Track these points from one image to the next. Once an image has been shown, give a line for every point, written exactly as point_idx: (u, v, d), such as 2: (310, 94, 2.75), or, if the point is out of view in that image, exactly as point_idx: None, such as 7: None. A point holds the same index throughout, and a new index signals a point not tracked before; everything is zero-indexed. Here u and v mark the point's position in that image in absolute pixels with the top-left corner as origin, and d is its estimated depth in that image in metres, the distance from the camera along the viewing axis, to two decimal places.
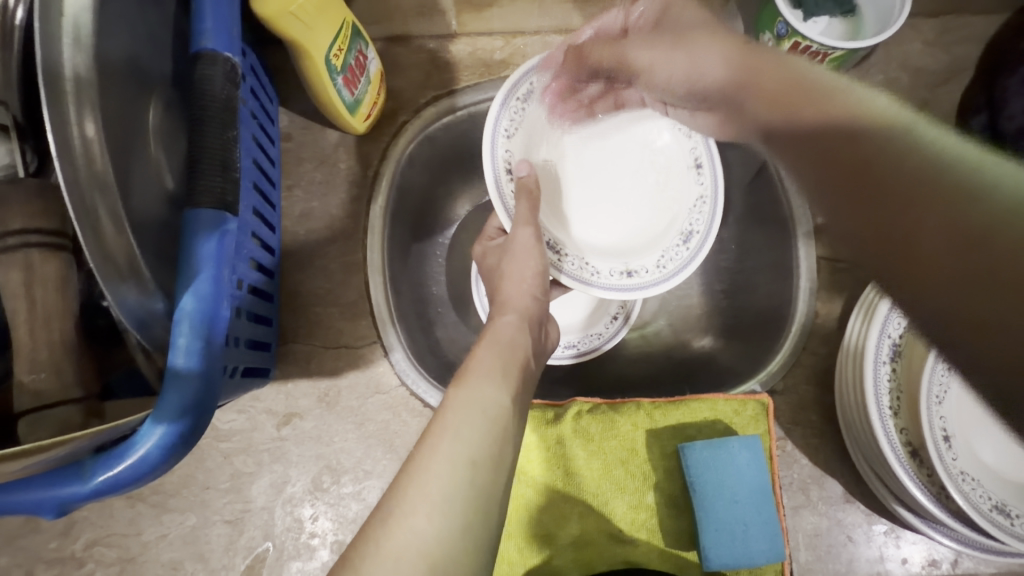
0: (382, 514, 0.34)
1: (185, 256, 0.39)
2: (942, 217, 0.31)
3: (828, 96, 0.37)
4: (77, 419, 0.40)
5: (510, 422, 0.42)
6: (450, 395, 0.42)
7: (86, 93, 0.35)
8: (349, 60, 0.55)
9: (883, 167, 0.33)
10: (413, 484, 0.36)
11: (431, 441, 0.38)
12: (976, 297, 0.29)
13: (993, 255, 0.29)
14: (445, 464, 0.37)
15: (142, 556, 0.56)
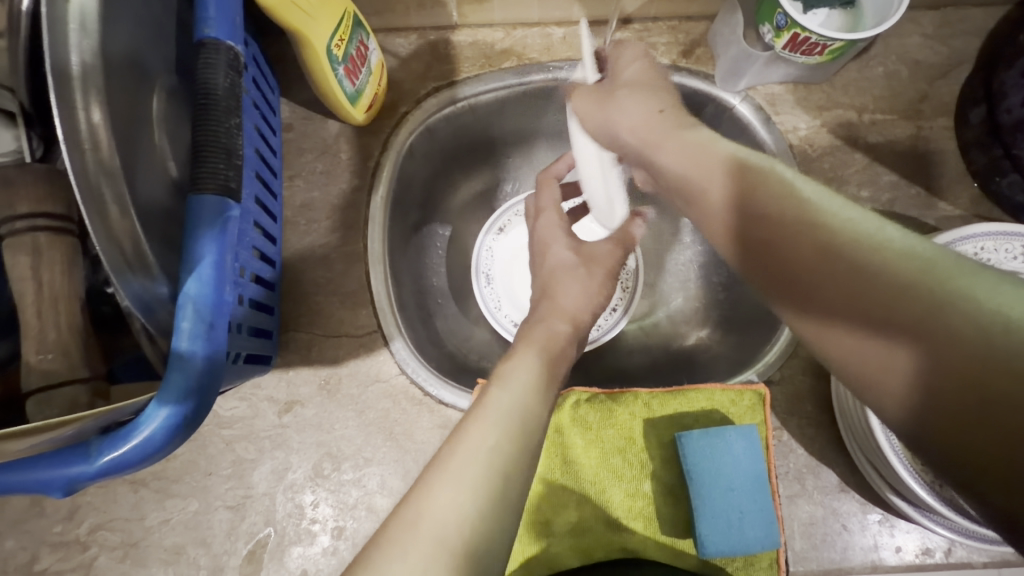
0: (408, 513, 0.33)
1: (189, 242, 0.39)
2: (873, 306, 0.28)
3: (736, 177, 0.36)
4: (83, 399, 0.40)
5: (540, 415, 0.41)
6: (485, 395, 0.41)
7: (93, 79, 0.36)
8: (350, 50, 0.55)
9: (789, 256, 0.32)
10: (441, 485, 0.34)
11: (464, 441, 0.37)
12: (940, 395, 0.26)
13: (941, 338, 0.26)
14: (479, 470, 0.35)
15: (145, 540, 0.57)
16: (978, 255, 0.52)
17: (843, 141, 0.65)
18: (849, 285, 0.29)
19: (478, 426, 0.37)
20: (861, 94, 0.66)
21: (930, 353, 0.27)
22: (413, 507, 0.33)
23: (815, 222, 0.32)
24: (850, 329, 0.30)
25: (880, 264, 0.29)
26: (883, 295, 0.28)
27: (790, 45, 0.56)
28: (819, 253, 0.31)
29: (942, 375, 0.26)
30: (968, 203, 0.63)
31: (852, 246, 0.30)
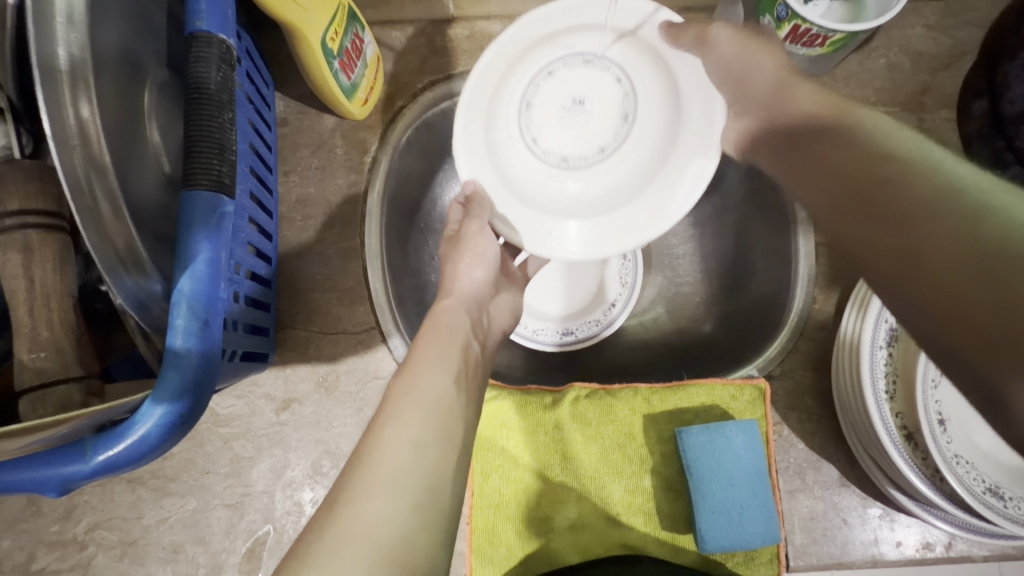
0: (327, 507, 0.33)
1: (183, 238, 0.38)
2: (946, 222, 0.29)
3: (850, 128, 0.38)
4: (76, 398, 0.40)
5: (454, 403, 0.40)
6: (392, 387, 0.40)
7: (81, 73, 0.35)
8: (345, 43, 0.54)
9: (889, 189, 0.32)
10: (359, 471, 0.34)
11: (375, 429, 0.37)
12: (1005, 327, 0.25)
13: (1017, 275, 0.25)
14: (389, 449, 0.35)
15: (143, 539, 0.56)
16: None
17: None
18: (940, 216, 0.29)
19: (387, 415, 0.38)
20: (862, 86, 0.65)
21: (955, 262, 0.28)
22: (337, 502, 0.33)
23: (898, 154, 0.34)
24: (880, 241, 0.32)
25: (938, 185, 0.30)
26: (932, 212, 0.30)
27: (791, 37, 0.56)
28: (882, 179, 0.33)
29: (964, 279, 0.27)
30: None
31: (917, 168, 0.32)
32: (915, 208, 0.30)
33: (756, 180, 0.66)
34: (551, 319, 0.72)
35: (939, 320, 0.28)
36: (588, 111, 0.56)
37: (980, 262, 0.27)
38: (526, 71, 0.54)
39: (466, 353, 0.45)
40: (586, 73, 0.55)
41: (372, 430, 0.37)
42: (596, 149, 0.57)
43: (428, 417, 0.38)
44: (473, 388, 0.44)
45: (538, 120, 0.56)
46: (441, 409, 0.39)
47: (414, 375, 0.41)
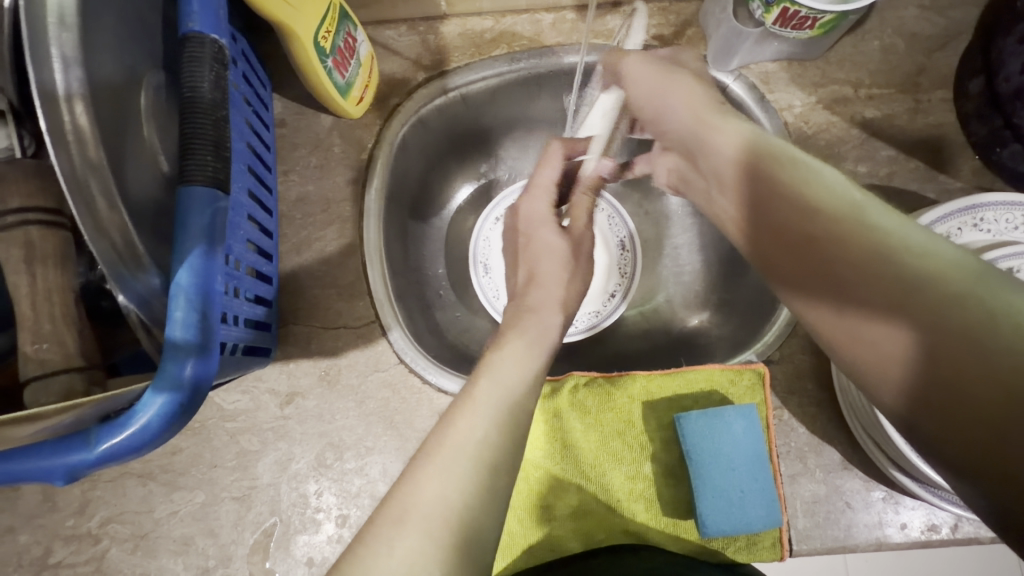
0: (394, 514, 0.33)
1: (180, 233, 0.40)
2: (885, 287, 0.32)
3: (787, 181, 0.38)
4: (79, 388, 0.41)
5: (525, 407, 0.41)
6: (472, 387, 0.41)
7: (75, 76, 0.36)
8: (338, 42, 0.55)
9: (821, 241, 0.35)
10: (427, 478, 0.35)
11: (447, 436, 0.37)
12: (956, 401, 0.28)
13: (940, 321, 0.29)
14: (460, 462, 0.36)
15: (155, 532, 0.58)
16: (978, 226, 0.53)
17: (839, 117, 0.64)
18: (872, 278, 0.32)
19: (465, 420, 0.38)
20: (856, 69, 0.65)
21: (838, 318, 0.34)
22: (406, 513, 0.33)
23: (828, 201, 0.36)
24: (832, 306, 0.35)
25: (843, 226, 0.34)
26: (864, 270, 0.32)
27: (781, 20, 0.56)
28: (791, 215, 0.37)
29: (943, 369, 0.29)
30: (970, 175, 0.63)
31: (801, 195, 0.37)
32: (844, 271, 0.33)
33: None
34: None
35: (931, 413, 0.30)
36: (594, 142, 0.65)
37: (904, 306, 0.31)
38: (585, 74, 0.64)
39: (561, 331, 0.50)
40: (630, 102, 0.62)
41: (445, 430, 0.38)
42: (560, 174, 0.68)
43: (504, 426, 0.38)
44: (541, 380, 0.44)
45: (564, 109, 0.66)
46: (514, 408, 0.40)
47: (505, 368, 0.42)
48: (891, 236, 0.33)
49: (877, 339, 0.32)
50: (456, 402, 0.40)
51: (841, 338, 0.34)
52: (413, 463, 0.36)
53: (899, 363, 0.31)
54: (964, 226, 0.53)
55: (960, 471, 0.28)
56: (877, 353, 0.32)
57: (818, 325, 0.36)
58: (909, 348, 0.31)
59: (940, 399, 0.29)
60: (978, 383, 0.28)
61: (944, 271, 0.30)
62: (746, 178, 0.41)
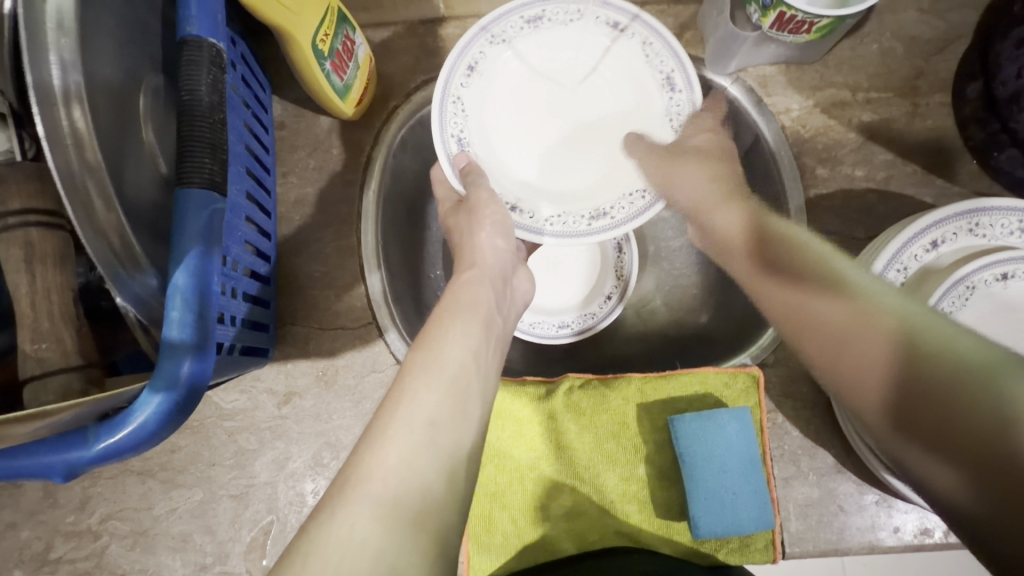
0: (345, 479, 0.34)
1: (176, 235, 0.40)
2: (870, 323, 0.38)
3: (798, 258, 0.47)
4: (77, 386, 0.42)
5: (472, 378, 0.42)
6: (413, 358, 0.42)
7: (76, 85, 0.37)
8: (336, 45, 0.56)
9: (824, 293, 0.42)
10: (378, 442, 0.36)
11: (398, 403, 0.38)
12: (936, 411, 0.32)
13: (923, 349, 0.34)
14: (403, 429, 0.36)
15: (153, 529, 0.59)
16: (973, 231, 0.54)
17: (836, 121, 0.64)
18: (862, 315, 0.39)
19: (421, 382, 0.40)
20: (854, 73, 0.65)
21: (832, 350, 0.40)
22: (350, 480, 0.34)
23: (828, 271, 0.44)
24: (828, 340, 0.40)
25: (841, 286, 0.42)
26: (855, 311, 0.39)
27: (777, 24, 0.56)
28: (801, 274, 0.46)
29: (925, 387, 0.33)
30: (968, 179, 0.63)
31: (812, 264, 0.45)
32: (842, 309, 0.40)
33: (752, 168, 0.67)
34: (546, 312, 0.72)
35: (916, 428, 0.33)
36: (572, 122, 0.59)
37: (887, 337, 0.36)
38: (585, 15, 0.55)
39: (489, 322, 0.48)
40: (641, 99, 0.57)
41: (392, 403, 0.38)
42: (520, 120, 0.59)
43: (451, 394, 0.40)
44: (490, 357, 0.45)
45: (540, 41, 0.56)
46: (457, 380, 0.41)
47: (445, 342, 0.43)
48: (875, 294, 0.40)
49: (867, 367, 0.37)
50: (403, 369, 0.41)
51: (838, 362, 0.39)
52: (371, 434, 0.37)
53: (884, 385, 0.36)
54: (959, 231, 0.53)
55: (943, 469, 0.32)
56: (867, 377, 0.37)
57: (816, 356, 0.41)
58: (894, 368, 0.35)
59: (925, 411, 0.33)
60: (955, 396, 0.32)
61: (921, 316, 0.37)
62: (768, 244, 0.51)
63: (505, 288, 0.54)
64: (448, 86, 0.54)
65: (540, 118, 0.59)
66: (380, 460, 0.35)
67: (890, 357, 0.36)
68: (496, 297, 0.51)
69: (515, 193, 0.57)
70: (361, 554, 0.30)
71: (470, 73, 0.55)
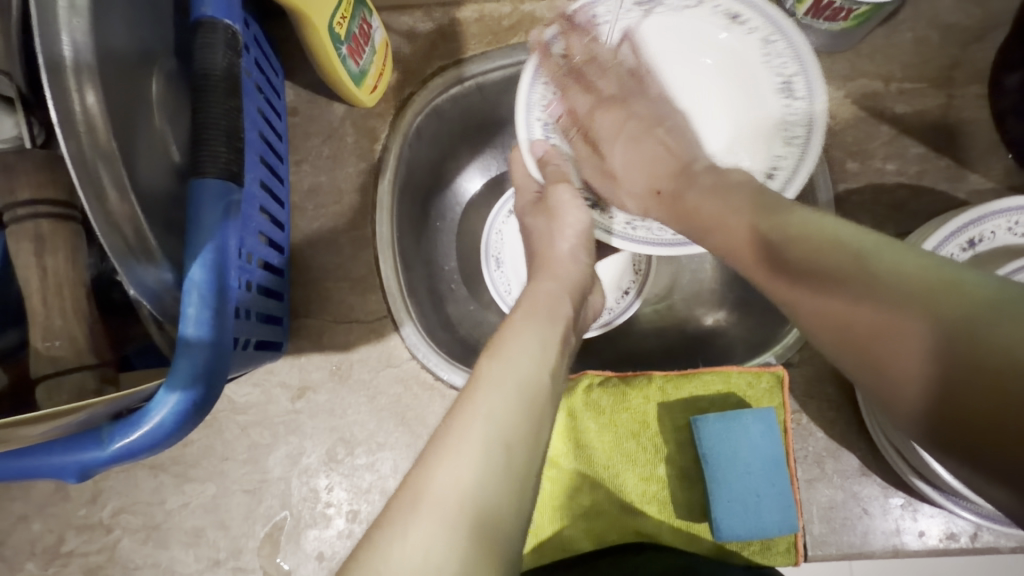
0: (410, 495, 0.33)
1: (192, 228, 0.38)
2: (882, 298, 0.33)
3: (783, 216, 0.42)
4: (91, 385, 0.41)
5: (546, 398, 0.40)
6: (482, 369, 0.40)
7: (86, 66, 0.35)
8: (353, 29, 0.53)
9: (820, 264, 0.37)
10: (446, 459, 0.34)
11: (463, 417, 0.37)
12: (973, 403, 0.28)
13: (951, 325, 0.29)
14: (479, 446, 0.35)
15: (166, 523, 0.58)
16: (1012, 229, 0.52)
17: (868, 113, 0.62)
18: (870, 289, 0.33)
19: (488, 395, 0.38)
20: (888, 62, 0.62)
21: (841, 332, 0.35)
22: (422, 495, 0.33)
23: (822, 230, 0.38)
24: (836, 317, 0.35)
25: (838, 251, 0.36)
26: (859, 283, 0.34)
27: (813, 10, 0.54)
28: (781, 241, 0.40)
29: (961, 373, 0.28)
30: (1002, 175, 0.60)
31: (802, 230, 0.40)
32: (845, 283, 0.35)
33: None
34: None
35: (954, 421, 0.29)
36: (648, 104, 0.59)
37: (904, 312, 0.31)
38: (706, 6, 0.55)
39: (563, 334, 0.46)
40: (742, 92, 0.57)
41: (456, 417, 0.37)
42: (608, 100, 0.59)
43: (526, 411, 0.38)
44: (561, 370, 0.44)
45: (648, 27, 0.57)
46: (530, 395, 0.39)
47: (517, 352, 0.41)
48: (882, 258, 0.34)
49: (883, 349, 0.32)
50: (469, 382, 0.40)
51: (838, 340, 0.35)
52: (433, 448, 0.35)
53: (909, 372, 0.31)
54: (998, 229, 0.52)
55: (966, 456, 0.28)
56: (885, 362, 0.32)
57: (824, 335, 0.36)
58: (922, 354, 0.30)
59: (962, 401, 0.28)
60: (973, 378, 0.28)
61: (940, 283, 0.31)
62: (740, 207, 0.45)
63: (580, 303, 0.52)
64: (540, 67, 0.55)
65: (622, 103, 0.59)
66: (456, 477, 0.33)
67: (910, 334, 0.31)
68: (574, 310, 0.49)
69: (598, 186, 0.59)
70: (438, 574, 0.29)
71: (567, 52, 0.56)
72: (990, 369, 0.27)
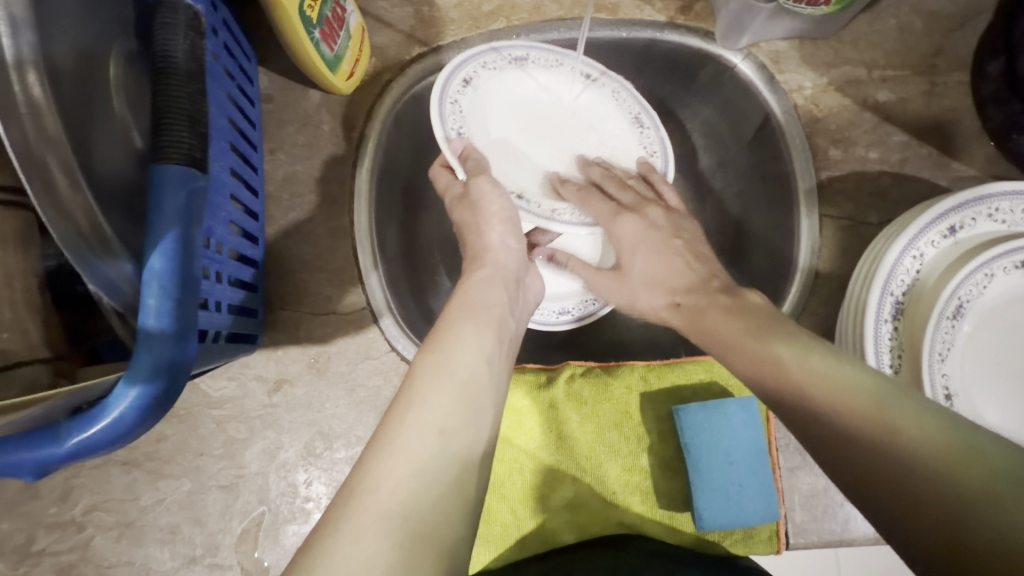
0: (349, 488, 0.32)
1: (153, 215, 0.37)
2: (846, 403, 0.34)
3: (771, 327, 0.42)
4: (45, 379, 0.39)
5: (484, 383, 0.40)
6: (421, 361, 0.40)
7: (23, 33, 0.32)
8: (325, 12, 0.52)
9: (794, 366, 0.38)
10: (383, 451, 0.33)
11: (405, 410, 0.36)
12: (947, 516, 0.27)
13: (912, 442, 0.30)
14: (412, 435, 0.34)
15: (140, 520, 0.57)
16: (993, 217, 0.52)
17: (851, 100, 0.62)
18: (842, 395, 0.34)
19: (430, 381, 0.38)
20: (870, 49, 0.62)
21: (812, 427, 0.34)
22: (358, 492, 0.31)
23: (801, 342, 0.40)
24: (808, 406, 0.35)
25: (828, 361, 0.37)
26: (839, 387, 0.35)
27: None
28: (760, 347, 0.41)
29: (927, 490, 0.28)
30: (984, 163, 0.60)
31: (786, 336, 0.41)
32: (826, 387, 0.35)
33: (760, 152, 0.65)
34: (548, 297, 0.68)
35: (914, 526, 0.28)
36: (545, 136, 0.61)
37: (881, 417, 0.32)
38: (566, 66, 0.60)
39: (501, 327, 0.45)
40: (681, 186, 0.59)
41: (401, 406, 0.36)
42: (530, 131, 0.61)
43: (461, 401, 0.37)
44: (501, 357, 0.43)
45: (530, 76, 0.60)
46: (469, 383, 0.39)
47: (454, 344, 0.41)
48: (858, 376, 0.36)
49: (843, 450, 0.32)
50: (410, 372, 0.39)
51: (798, 427, 0.36)
52: (374, 442, 0.34)
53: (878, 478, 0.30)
54: (978, 216, 0.52)
55: (908, 493, 0.29)
56: (847, 464, 0.32)
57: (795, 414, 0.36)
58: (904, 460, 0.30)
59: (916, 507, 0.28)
60: (935, 493, 0.28)
61: (918, 409, 0.32)
62: (744, 311, 0.45)
63: (517, 288, 0.51)
64: (444, 90, 0.54)
65: (521, 133, 0.61)
66: (389, 470, 0.32)
67: (884, 438, 0.31)
68: (509, 299, 0.49)
69: (518, 184, 0.59)
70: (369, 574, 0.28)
71: (466, 86, 0.56)
72: (976, 489, 0.27)
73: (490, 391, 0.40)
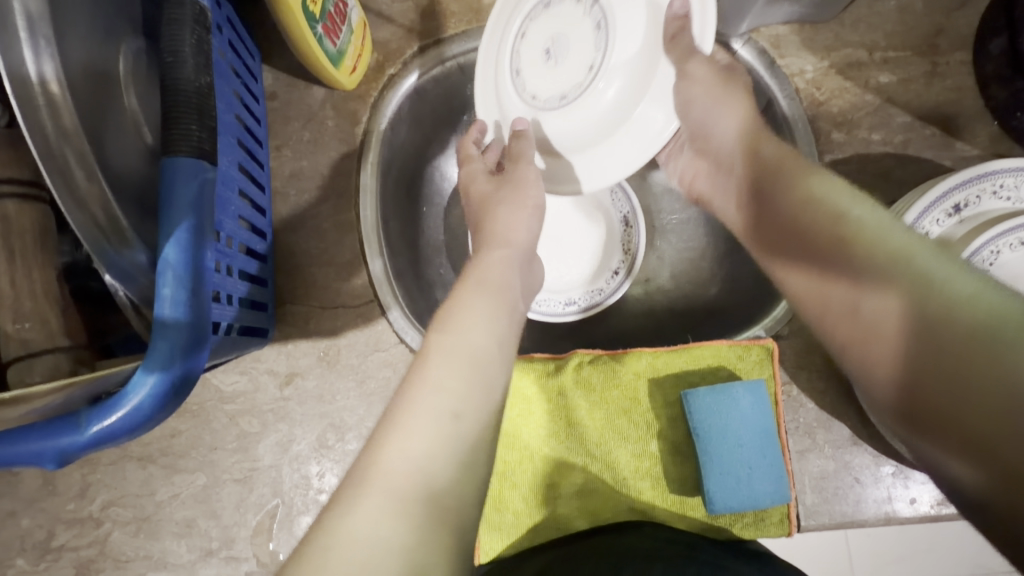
0: (361, 467, 0.33)
1: (165, 208, 0.38)
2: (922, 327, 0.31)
3: (822, 206, 0.39)
4: (65, 367, 0.41)
5: (496, 364, 0.40)
6: (430, 342, 0.39)
7: (40, 27, 0.34)
8: (328, 7, 0.52)
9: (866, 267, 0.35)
10: (394, 433, 0.34)
11: (416, 391, 0.36)
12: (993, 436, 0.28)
13: (944, 347, 0.30)
14: (425, 419, 0.35)
15: (156, 515, 0.57)
16: (997, 193, 0.52)
17: (853, 83, 0.62)
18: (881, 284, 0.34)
19: (441, 361, 0.38)
20: (871, 31, 0.62)
21: (859, 335, 0.35)
22: (371, 471, 0.32)
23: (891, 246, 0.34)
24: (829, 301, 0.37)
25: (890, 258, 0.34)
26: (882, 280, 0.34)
27: None
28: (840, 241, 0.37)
29: (945, 388, 0.30)
30: (987, 141, 0.60)
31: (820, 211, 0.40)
32: (865, 277, 0.35)
33: None
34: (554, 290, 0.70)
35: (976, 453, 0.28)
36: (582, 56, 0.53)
37: (916, 322, 0.31)
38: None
39: (512, 307, 0.44)
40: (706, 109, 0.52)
41: (409, 386, 0.37)
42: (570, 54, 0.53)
43: (472, 381, 0.37)
44: (513, 336, 0.43)
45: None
46: (479, 363, 0.39)
47: (465, 322, 0.40)
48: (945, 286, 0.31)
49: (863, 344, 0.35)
50: (419, 354, 0.39)
51: (827, 327, 0.37)
52: (384, 422, 0.35)
53: (926, 388, 0.31)
54: (983, 194, 0.51)
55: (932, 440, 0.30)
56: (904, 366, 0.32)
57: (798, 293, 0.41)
58: (893, 342, 0.33)
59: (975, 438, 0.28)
60: (978, 403, 0.28)
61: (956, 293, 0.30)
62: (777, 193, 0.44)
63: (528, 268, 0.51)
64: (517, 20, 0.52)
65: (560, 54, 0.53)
66: (401, 450, 0.33)
67: (888, 326, 0.33)
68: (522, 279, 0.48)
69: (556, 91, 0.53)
70: (385, 554, 0.29)
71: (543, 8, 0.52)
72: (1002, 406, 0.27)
73: (501, 375, 0.40)
